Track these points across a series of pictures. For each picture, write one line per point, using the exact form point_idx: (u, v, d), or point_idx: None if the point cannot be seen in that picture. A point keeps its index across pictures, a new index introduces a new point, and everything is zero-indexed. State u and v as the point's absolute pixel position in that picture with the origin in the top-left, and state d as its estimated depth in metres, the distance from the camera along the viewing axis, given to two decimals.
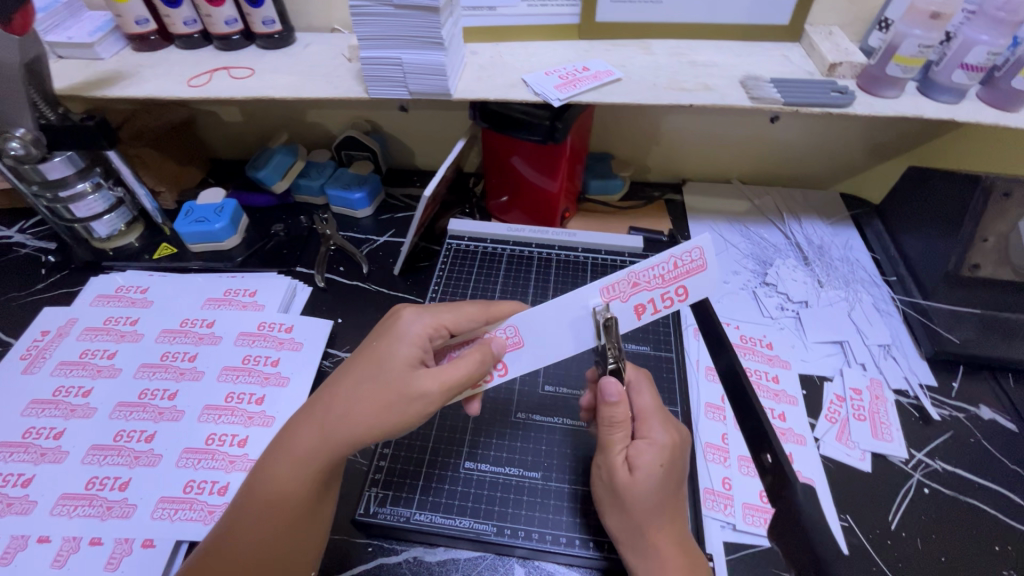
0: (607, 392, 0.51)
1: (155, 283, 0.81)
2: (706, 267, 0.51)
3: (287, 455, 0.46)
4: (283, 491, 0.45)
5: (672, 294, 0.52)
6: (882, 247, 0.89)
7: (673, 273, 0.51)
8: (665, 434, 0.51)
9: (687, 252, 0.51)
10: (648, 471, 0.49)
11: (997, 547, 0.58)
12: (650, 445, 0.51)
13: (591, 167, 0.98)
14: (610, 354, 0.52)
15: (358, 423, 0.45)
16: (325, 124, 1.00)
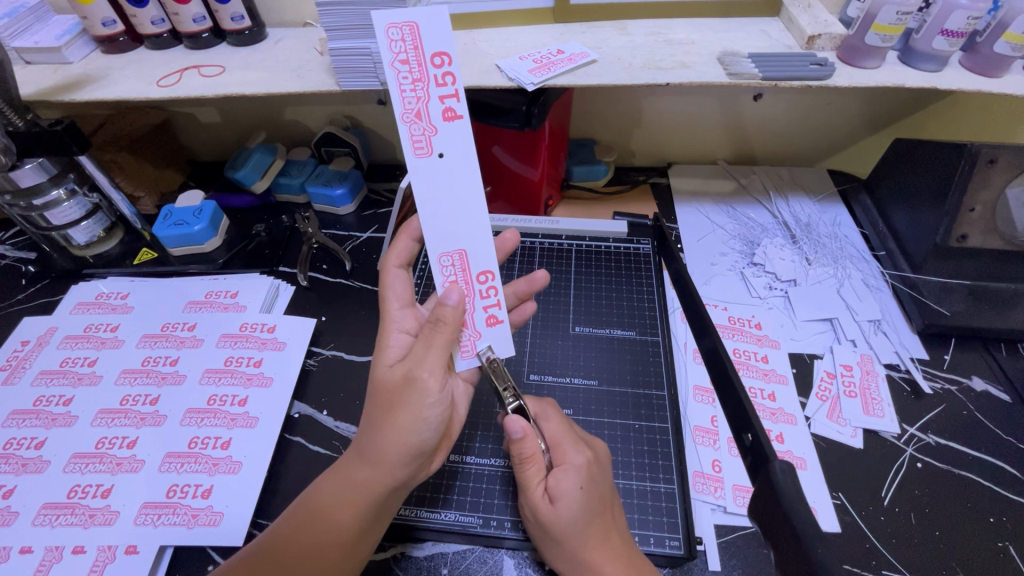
0: (511, 429, 0.48)
1: (136, 289, 0.80)
2: (416, 25, 0.48)
3: (338, 480, 0.46)
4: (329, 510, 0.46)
5: (434, 78, 0.49)
6: (870, 222, 0.88)
7: (412, 63, 0.48)
8: (580, 455, 0.51)
9: (393, 36, 0.48)
10: (571, 493, 0.48)
11: (991, 519, 0.57)
12: (565, 468, 0.49)
13: (574, 154, 0.96)
14: (508, 396, 0.53)
15: (391, 436, 0.45)
16: (304, 121, 0.99)
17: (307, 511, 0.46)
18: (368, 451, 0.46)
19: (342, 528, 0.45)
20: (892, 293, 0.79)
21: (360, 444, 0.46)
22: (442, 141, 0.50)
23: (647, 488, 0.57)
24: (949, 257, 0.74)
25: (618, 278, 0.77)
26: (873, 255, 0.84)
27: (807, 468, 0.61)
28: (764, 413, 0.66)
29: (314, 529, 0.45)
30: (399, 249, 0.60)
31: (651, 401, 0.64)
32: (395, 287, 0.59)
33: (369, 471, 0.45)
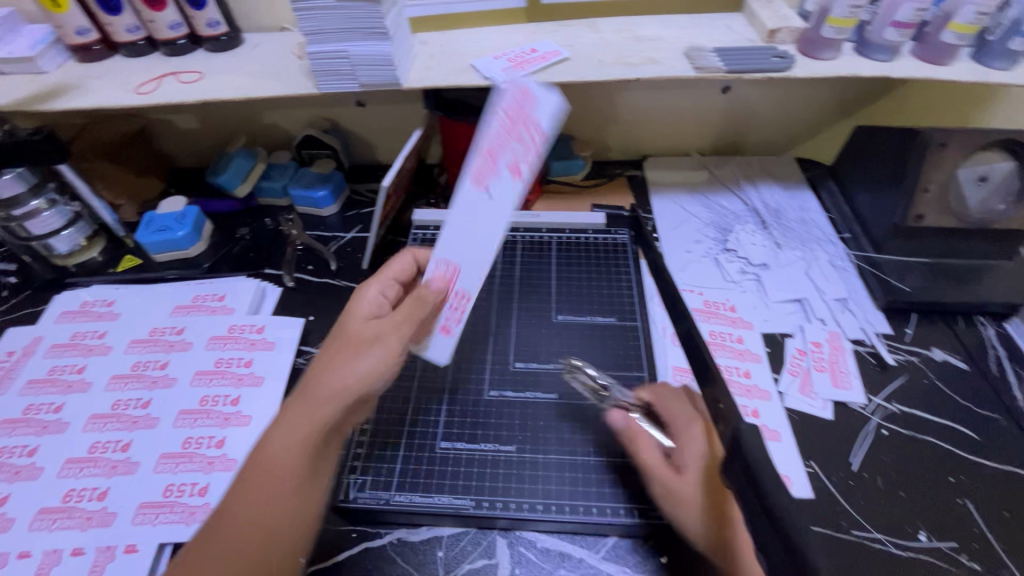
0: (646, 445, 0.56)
1: (122, 296, 0.80)
2: (527, 91, 0.49)
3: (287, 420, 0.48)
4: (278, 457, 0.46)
5: (526, 140, 0.50)
6: (836, 206, 0.92)
7: (513, 123, 0.50)
8: (704, 441, 0.53)
9: (508, 97, 0.49)
10: (683, 462, 0.53)
11: (952, 478, 0.61)
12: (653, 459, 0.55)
13: (552, 149, 0.99)
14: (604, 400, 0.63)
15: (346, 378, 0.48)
16: (284, 125, 1.00)
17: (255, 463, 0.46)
18: (316, 395, 0.48)
19: (293, 472, 0.46)
20: (858, 273, 0.83)
21: (305, 391, 0.48)
22: (502, 189, 0.51)
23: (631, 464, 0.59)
24: (908, 236, 0.78)
25: (599, 267, 0.80)
26: (839, 237, 0.88)
27: (781, 440, 0.64)
28: (740, 390, 0.69)
29: (264, 476, 0.45)
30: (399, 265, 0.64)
31: (632, 382, 0.66)
32: (395, 266, 0.63)
33: (319, 411, 0.47)
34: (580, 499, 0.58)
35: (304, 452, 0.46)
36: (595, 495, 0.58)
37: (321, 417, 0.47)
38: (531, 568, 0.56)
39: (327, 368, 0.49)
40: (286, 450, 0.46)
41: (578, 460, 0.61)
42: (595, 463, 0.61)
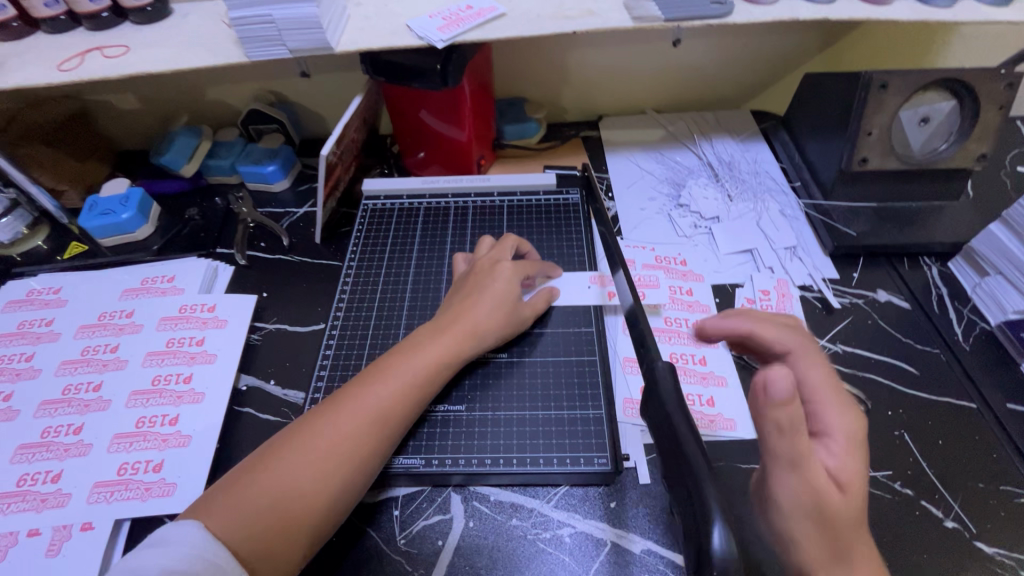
0: (775, 388, 0.41)
1: (68, 282, 0.79)
2: None
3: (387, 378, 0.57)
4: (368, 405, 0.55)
5: None
6: (788, 156, 0.92)
7: None
8: (811, 368, 0.51)
9: None
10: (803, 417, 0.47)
11: (890, 412, 0.63)
12: (643, 381, 0.40)
13: (504, 113, 0.97)
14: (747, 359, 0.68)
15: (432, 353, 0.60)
16: (228, 100, 0.97)
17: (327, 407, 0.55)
18: (394, 366, 0.58)
19: (366, 418, 0.55)
20: (807, 221, 0.84)
21: (384, 363, 0.59)
22: None
23: (577, 416, 0.62)
24: (855, 181, 0.79)
25: (550, 229, 0.80)
26: (791, 187, 0.89)
27: (727, 386, 0.66)
28: (689, 340, 0.70)
29: (335, 416, 0.54)
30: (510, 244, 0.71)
31: (581, 338, 0.68)
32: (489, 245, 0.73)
33: (396, 379, 0.57)
34: (528, 451, 0.59)
35: (375, 412, 0.55)
36: (542, 447, 0.59)
37: (397, 382, 0.57)
38: (484, 519, 0.57)
39: (406, 350, 0.60)
40: (364, 402, 0.55)
41: (527, 414, 0.62)
42: (542, 416, 0.62)
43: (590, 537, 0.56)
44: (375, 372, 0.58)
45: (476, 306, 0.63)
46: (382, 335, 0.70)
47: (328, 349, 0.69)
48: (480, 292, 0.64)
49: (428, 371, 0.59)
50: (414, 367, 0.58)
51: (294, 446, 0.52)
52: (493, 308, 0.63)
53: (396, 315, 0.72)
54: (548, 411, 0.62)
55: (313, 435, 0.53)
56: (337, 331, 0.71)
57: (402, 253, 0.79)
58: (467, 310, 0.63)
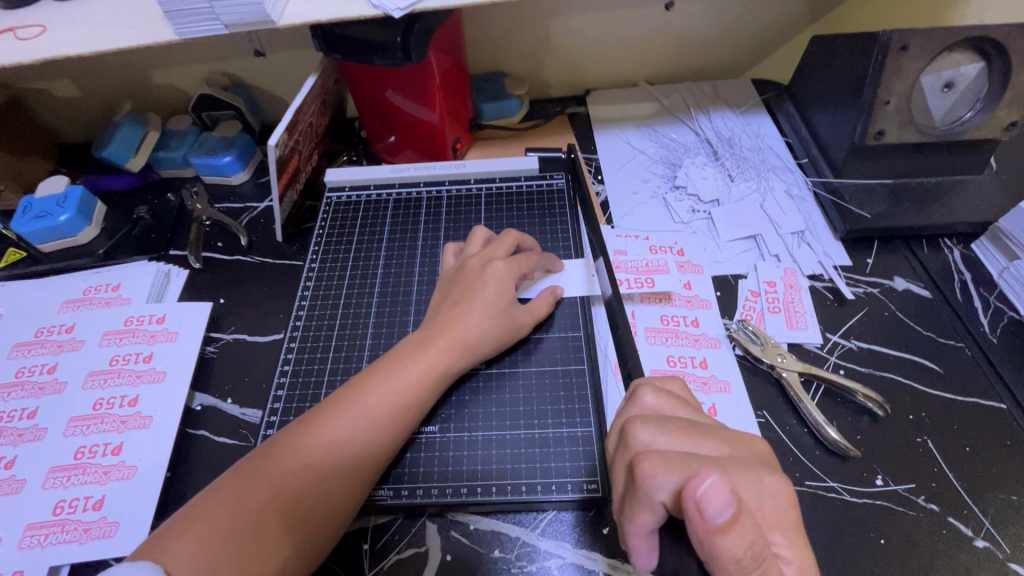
0: (710, 509, 0.32)
1: (4, 294, 0.72)
2: None
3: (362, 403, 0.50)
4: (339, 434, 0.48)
5: None
6: (794, 130, 0.84)
7: None
8: (771, 476, 0.38)
9: None
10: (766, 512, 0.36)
11: (911, 416, 0.57)
12: (638, 528, 0.38)
13: (482, 90, 0.88)
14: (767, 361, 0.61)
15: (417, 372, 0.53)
16: (177, 85, 0.88)
17: (295, 433, 0.48)
18: (372, 386, 0.51)
19: (338, 447, 0.48)
20: (816, 201, 0.76)
21: (360, 382, 0.52)
22: None
23: (564, 434, 0.55)
24: (869, 157, 0.71)
25: (533, 219, 0.73)
26: (797, 164, 0.81)
27: (731, 391, 0.59)
28: (688, 340, 0.63)
29: (306, 445, 0.47)
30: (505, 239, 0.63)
31: (568, 343, 0.61)
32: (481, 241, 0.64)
33: (374, 401, 0.51)
34: (509, 477, 0.53)
35: (352, 440, 0.49)
36: (524, 471, 0.53)
37: (378, 406, 0.50)
38: (463, 552, 0.51)
39: (386, 366, 0.53)
40: (338, 431, 0.49)
41: (507, 435, 0.55)
42: (524, 436, 0.55)
43: (581, 570, 0.50)
44: (350, 394, 0.51)
45: (465, 316, 0.56)
46: (348, 346, 0.63)
47: (287, 363, 0.62)
48: (469, 300, 0.57)
49: (412, 391, 0.52)
50: (396, 388, 0.52)
51: (258, 482, 0.45)
52: (484, 317, 0.56)
53: (363, 322, 0.65)
54: (531, 430, 0.56)
55: (280, 469, 0.46)
56: (297, 343, 0.64)
57: (369, 251, 0.71)
58: (455, 318, 0.56)
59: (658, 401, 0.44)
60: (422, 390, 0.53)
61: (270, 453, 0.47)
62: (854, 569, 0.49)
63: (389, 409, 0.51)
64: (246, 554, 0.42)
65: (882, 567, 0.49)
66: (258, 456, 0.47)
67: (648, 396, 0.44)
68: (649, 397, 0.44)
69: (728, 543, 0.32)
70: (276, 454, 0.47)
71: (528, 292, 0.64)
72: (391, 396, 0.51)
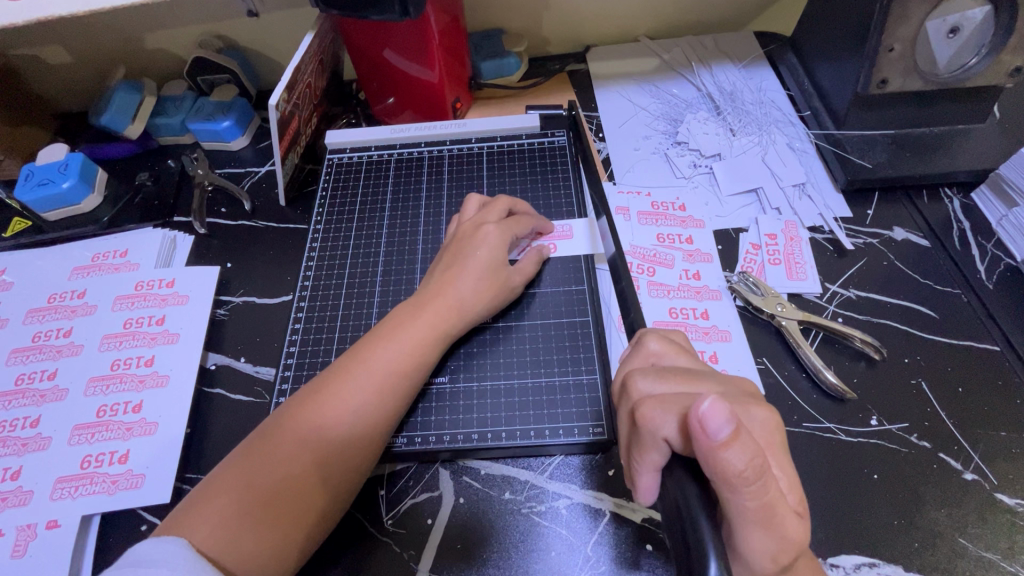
0: (711, 426, 0.33)
1: (13, 262, 0.72)
2: None
3: (364, 363, 0.52)
4: (346, 394, 0.50)
5: None
6: (796, 82, 0.83)
7: None
8: (760, 407, 0.39)
9: None
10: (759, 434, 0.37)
11: (906, 360, 0.59)
12: (647, 465, 0.39)
13: (480, 47, 0.87)
14: (766, 310, 0.62)
15: (415, 330, 0.54)
16: (171, 48, 0.86)
17: (302, 408, 0.50)
18: (373, 353, 0.53)
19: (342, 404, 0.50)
20: (817, 153, 0.76)
21: (361, 349, 0.54)
22: None
23: (570, 383, 0.57)
24: (871, 107, 0.71)
25: (536, 177, 0.73)
26: (799, 117, 0.80)
27: (732, 340, 0.61)
28: (689, 293, 0.64)
29: (315, 412, 0.49)
30: (495, 208, 0.63)
31: (572, 298, 0.62)
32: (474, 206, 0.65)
33: (376, 366, 0.52)
34: (518, 423, 0.55)
35: (359, 405, 0.50)
36: (532, 417, 0.55)
37: (380, 371, 0.52)
38: (475, 494, 0.54)
39: (387, 332, 0.54)
40: (343, 389, 0.50)
41: (515, 385, 0.57)
42: (531, 385, 0.57)
43: (588, 509, 0.52)
44: (355, 358, 0.52)
45: (459, 279, 0.57)
46: (355, 306, 0.64)
47: (297, 323, 0.64)
48: (463, 264, 0.58)
49: (413, 354, 0.54)
50: (396, 354, 0.53)
51: (273, 452, 0.47)
52: (477, 281, 0.57)
53: (368, 282, 0.66)
54: (538, 379, 0.57)
55: (292, 439, 0.48)
56: (306, 304, 0.65)
57: (373, 211, 0.72)
58: (449, 283, 0.57)
59: (661, 348, 0.45)
60: (424, 354, 0.54)
61: (280, 425, 0.49)
62: (848, 502, 0.52)
63: (393, 372, 0.52)
64: (268, 518, 0.45)
65: (874, 499, 0.52)
66: (269, 429, 0.49)
67: (650, 345, 0.45)
68: (652, 343, 0.45)
69: (729, 457, 0.33)
70: (286, 425, 0.49)
71: (517, 256, 0.65)
72: (393, 359, 0.53)
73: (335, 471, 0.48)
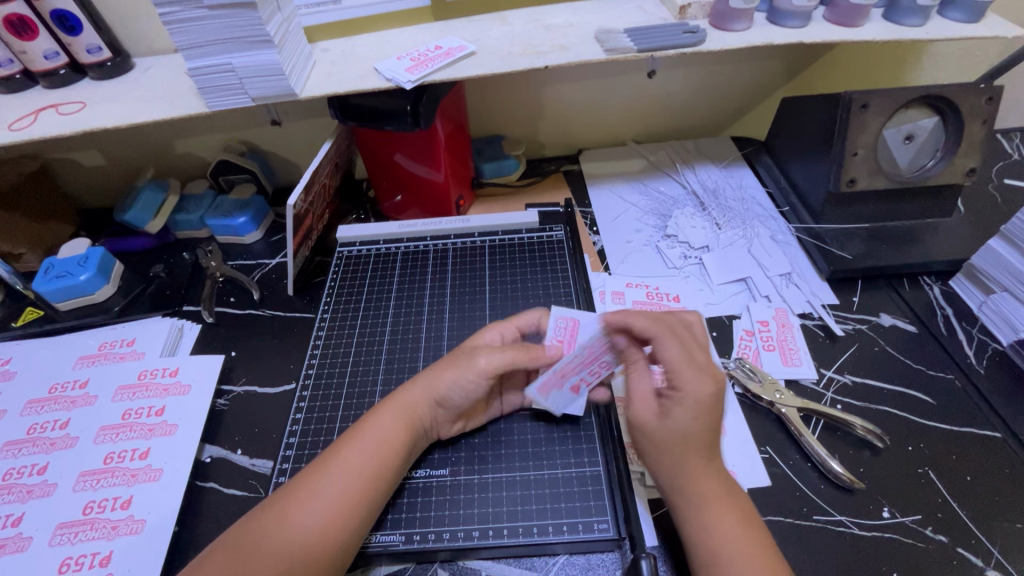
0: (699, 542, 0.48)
1: (20, 352, 0.73)
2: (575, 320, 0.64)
3: (360, 440, 0.52)
4: (338, 471, 0.50)
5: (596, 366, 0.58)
6: (773, 180, 0.90)
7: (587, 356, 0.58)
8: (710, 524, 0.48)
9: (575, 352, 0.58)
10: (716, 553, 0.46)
11: (910, 448, 0.59)
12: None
13: (482, 151, 0.95)
14: (765, 396, 0.62)
15: (408, 405, 0.55)
16: (197, 153, 0.94)
17: None
18: (369, 427, 0.53)
19: (331, 478, 0.49)
20: (800, 245, 0.81)
21: (286, 497, 0.48)
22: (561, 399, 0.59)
23: (574, 474, 0.56)
24: (844, 203, 0.77)
25: (535, 269, 0.77)
26: (779, 212, 0.86)
27: (727, 434, 0.60)
28: None
29: (303, 489, 0.48)
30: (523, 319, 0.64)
31: None
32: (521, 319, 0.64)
33: (302, 523, 0.46)
34: (520, 518, 0.53)
35: (348, 478, 0.49)
36: (536, 512, 0.54)
37: (353, 461, 0.50)
38: None
39: (311, 481, 0.49)
40: (336, 466, 0.50)
41: (517, 476, 0.56)
42: (535, 478, 0.56)
43: None
44: (349, 435, 0.53)
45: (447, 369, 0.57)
46: (358, 394, 0.65)
47: (299, 412, 0.64)
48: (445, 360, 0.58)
49: (347, 497, 0.48)
50: (389, 428, 0.53)
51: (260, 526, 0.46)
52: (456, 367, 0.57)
53: (373, 374, 0.67)
54: (541, 471, 0.56)
55: None
56: (309, 392, 0.65)
57: (379, 301, 0.75)
58: (413, 386, 0.56)
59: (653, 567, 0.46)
60: (359, 491, 0.49)
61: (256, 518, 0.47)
62: None
63: (320, 527, 0.46)
64: None
65: None
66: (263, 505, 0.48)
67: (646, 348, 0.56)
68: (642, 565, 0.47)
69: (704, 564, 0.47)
70: (258, 519, 0.47)
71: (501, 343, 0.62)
72: (328, 498, 0.48)
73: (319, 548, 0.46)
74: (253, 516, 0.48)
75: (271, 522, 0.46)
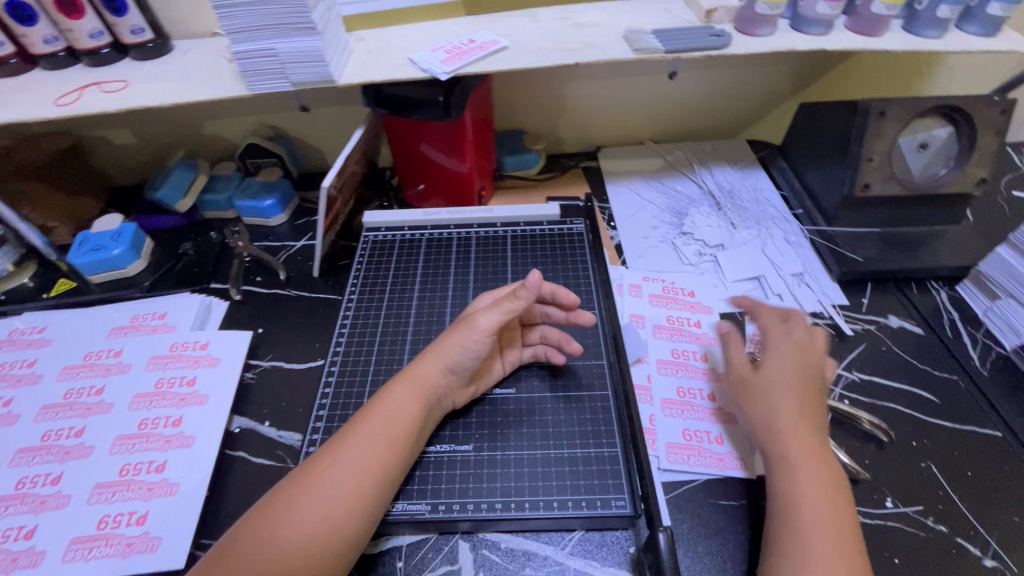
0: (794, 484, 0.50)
1: (55, 321, 0.76)
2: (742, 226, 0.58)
3: (382, 413, 0.54)
4: (361, 441, 0.52)
5: None
6: (788, 183, 0.92)
7: None
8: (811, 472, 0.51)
9: None
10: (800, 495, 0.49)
11: (915, 443, 0.61)
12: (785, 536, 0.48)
13: (504, 145, 0.98)
14: None
15: (426, 377, 0.57)
16: (227, 136, 0.96)
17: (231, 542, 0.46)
18: (391, 400, 0.55)
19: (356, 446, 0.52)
20: (812, 247, 0.83)
21: (314, 465, 0.51)
22: None
23: (591, 454, 0.59)
24: (857, 207, 0.79)
25: (555, 260, 0.79)
26: (793, 214, 0.88)
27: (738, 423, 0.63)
28: (697, 373, 0.67)
29: (328, 458, 0.51)
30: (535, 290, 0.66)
31: (592, 371, 0.66)
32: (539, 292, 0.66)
33: (329, 486, 0.49)
34: (540, 493, 0.56)
35: (371, 448, 0.52)
36: (555, 488, 0.56)
37: (375, 432, 0.53)
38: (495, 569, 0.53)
39: (335, 450, 0.51)
40: (360, 437, 0.52)
41: (537, 454, 0.59)
42: (555, 456, 0.59)
43: None
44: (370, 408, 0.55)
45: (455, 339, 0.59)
46: (384, 373, 0.67)
47: (327, 387, 0.66)
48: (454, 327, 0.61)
49: (371, 465, 0.51)
50: (409, 401, 0.55)
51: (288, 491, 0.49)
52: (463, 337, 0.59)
53: (398, 355, 0.69)
54: (559, 450, 0.59)
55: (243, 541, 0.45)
56: (336, 369, 0.68)
57: (403, 286, 0.77)
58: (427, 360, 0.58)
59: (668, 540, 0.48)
60: (381, 460, 0.52)
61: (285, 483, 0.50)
62: None
63: (345, 493, 0.49)
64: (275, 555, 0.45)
65: None
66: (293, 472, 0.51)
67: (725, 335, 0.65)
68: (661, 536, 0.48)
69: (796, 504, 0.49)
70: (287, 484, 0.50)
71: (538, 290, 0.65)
72: (352, 467, 0.50)
73: (345, 511, 0.48)
74: (283, 483, 0.50)
75: (299, 486, 0.49)
